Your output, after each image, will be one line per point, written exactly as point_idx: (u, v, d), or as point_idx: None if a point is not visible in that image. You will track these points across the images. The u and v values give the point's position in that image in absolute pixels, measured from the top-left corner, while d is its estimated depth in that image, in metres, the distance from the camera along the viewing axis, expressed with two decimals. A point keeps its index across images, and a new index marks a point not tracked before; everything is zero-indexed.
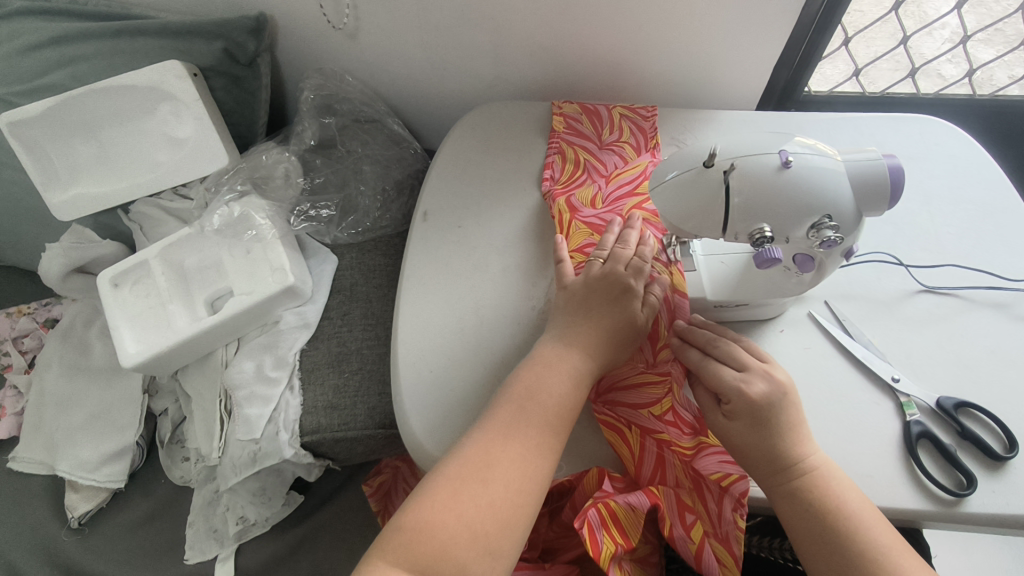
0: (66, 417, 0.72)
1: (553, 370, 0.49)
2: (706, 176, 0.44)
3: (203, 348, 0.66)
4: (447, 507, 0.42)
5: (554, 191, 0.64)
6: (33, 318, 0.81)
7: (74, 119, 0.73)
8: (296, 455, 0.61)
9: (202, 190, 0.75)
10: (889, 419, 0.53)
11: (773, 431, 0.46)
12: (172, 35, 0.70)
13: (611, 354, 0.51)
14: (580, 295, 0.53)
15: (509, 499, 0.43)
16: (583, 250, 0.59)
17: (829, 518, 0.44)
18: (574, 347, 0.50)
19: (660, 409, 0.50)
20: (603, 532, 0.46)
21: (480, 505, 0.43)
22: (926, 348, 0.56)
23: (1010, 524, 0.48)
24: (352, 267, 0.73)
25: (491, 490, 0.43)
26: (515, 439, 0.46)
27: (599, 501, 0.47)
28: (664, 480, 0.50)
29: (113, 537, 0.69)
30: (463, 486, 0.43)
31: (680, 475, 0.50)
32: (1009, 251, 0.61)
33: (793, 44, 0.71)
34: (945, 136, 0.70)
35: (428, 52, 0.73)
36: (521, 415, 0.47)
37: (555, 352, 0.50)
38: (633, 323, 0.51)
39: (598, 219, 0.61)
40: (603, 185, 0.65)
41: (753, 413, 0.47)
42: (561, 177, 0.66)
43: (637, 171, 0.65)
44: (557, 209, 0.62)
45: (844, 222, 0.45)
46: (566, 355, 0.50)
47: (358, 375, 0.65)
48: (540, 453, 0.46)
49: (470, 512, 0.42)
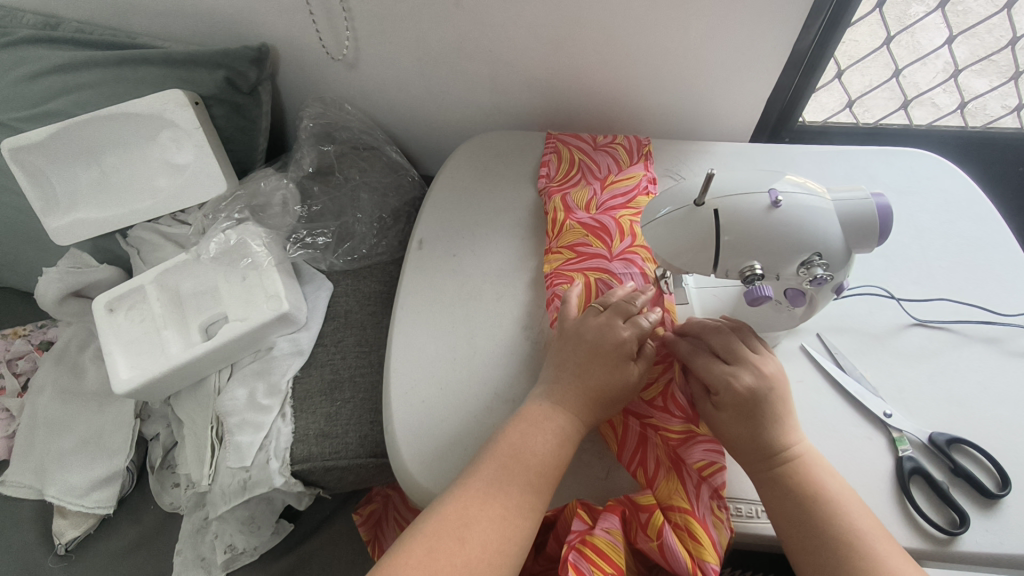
0: (57, 441, 0.71)
1: (537, 433, 0.48)
2: (697, 216, 0.45)
3: (195, 374, 0.66)
4: (423, 565, 0.41)
5: (549, 188, 0.67)
6: (28, 340, 0.81)
7: (75, 145, 0.74)
8: (286, 484, 0.61)
9: (200, 216, 0.75)
10: (882, 456, 0.52)
11: (759, 418, 0.47)
12: (174, 64, 0.71)
13: (598, 417, 0.50)
14: (574, 339, 0.52)
15: (486, 558, 0.43)
16: (572, 248, 0.61)
17: (811, 504, 0.44)
18: (560, 409, 0.49)
19: (648, 394, 0.53)
20: (591, 566, 0.44)
21: (455, 565, 0.42)
22: (919, 382, 0.56)
23: (1003, 563, 0.48)
24: (348, 294, 0.73)
25: (468, 549, 0.43)
26: (496, 496, 0.45)
27: (575, 542, 0.45)
28: (644, 461, 0.50)
29: (97, 565, 0.68)
30: (440, 545, 0.43)
31: (661, 455, 0.50)
32: (1001, 286, 0.61)
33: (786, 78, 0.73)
34: (937, 170, 0.71)
35: (427, 81, 0.75)
36: (504, 473, 0.46)
37: (540, 412, 0.50)
38: (624, 386, 0.50)
39: (592, 220, 0.62)
40: (598, 189, 0.66)
41: (740, 402, 0.47)
42: (557, 174, 0.69)
43: (633, 183, 0.66)
44: (552, 207, 0.65)
45: (834, 259, 0.45)
46: (551, 416, 0.49)
47: (351, 403, 0.65)
48: (519, 514, 0.45)
49: (445, 570, 0.41)
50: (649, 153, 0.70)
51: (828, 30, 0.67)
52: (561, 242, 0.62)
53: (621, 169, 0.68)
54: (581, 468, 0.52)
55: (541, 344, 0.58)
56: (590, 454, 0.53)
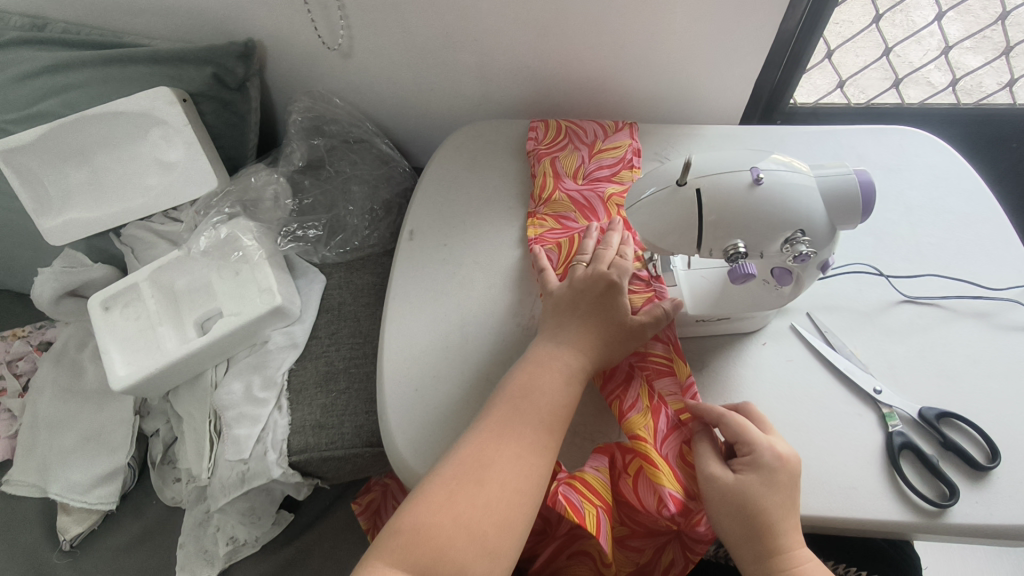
0: (59, 439, 0.72)
1: (547, 372, 0.49)
2: (679, 195, 0.45)
3: (192, 369, 0.66)
4: (444, 510, 0.42)
5: (538, 151, 0.68)
6: (27, 341, 0.81)
7: (67, 146, 0.74)
8: (284, 475, 0.61)
9: (192, 213, 0.76)
10: (872, 431, 0.53)
11: (751, 530, 0.44)
12: (162, 61, 0.71)
13: (605, 353, 0.51)
14: (565, 293, 0.54)
15: (505, 499, 0.43)
16: (557, 217, 0.64)
17: None
18: (566, 349, 0.51)
19: None
20: (580, 498, 0.45)
21: (476, 507, 0.43)
22: (908, 358, 0.56)
23: (995, 534, 0.48)
24: (340, 287, 0.73)
25: (486, 491, 0.43)
26: (508, 438, 0.46)
27: (562, 480, 0.47)
28: (623, 395, 0.51)
29: (103, 559, 0.69)
30: (459, 490, 0.43)
31: (642, 392, 0.51)
32: (991, 260, 0.61)
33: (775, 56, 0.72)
34: (927, 147, 0.70)
35: (415, 72, 0.75)
36: (516, 416, 0.47)
37: (544, 354, 0.51)
38: (617, 322, 0.52)
39: (580, 195, 0.64)
40: (586, 157, 0.68)
41: (732, 509, 0.45)
42: (544, 139, 0.70)
43: (620, 154, 0.67)
44: (542, 170, 0.66)
45: (817, 237, 0.46)
46: (555, 355, 0.51)
47: (346, 394, 0.65)
48: (535, 454, 0.46)
49: (466, 513, 0.42)
50: (634, 125, 0.71)
51: (815, 9, 0.67)
52: (547, 210, 0.64)
53: (608, 136, 0.70)
54: (576, 449, 0.52)
55: (531, 330, 0.59)
56: (582, 437, 0.53)
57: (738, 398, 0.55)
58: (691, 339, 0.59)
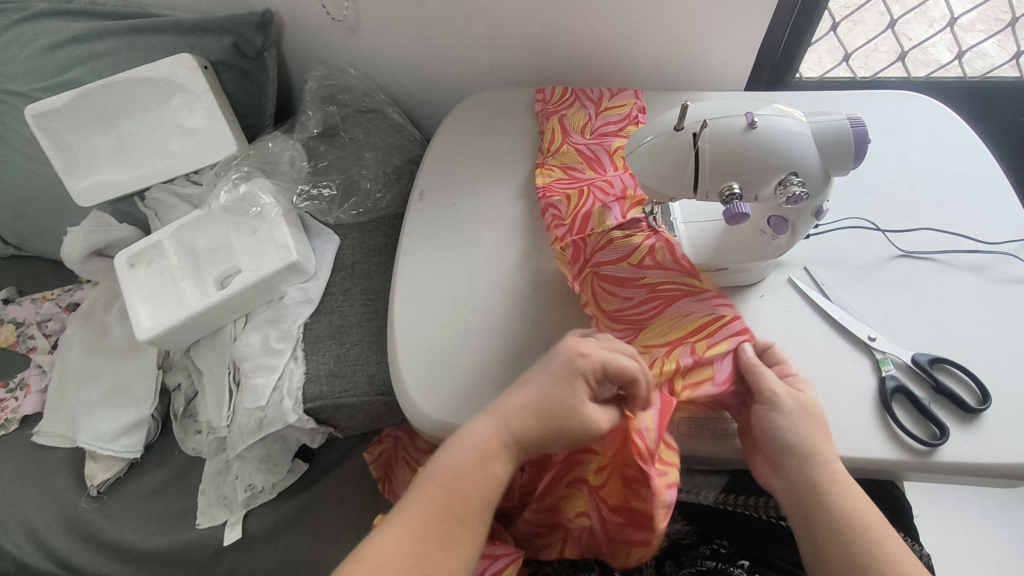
0: (86, 392, 0.75)
1: (488, 460, 0.44)
2: (676, 139, 0.47)
3: (213, 323, 0.69)
4: (382, 542, 0.42)
5: (546, 110, 0.72)
6: (56, 303, 0.85)
7: (94, 112, 0.77)
8: (299, 421, 0.64)
9: (212, 175, 0.79)
10: (866, 375, 0.55)
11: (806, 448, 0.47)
12: (184, 31, 0.75)
13: (547, 441, 0.45)
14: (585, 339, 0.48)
15: (437, 535, 0.42)
16: (565, 167, 0.66)
17: (857, 532, 0.44)
18: (504, 439, 0.45)
19: (638, 257, 0.56)
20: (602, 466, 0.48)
21: (409, 544, 0.42)
22: (903, 309, 0.58)
23: (983, 473, 0.50)
24: (354, 247, 0.76)
25: (426, 523, 0.43)
26: (458, 476, 0.44)
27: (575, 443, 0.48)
28: (662, 325, 0.53)
29: (127, 504, 0.73)
30: (398, 523, 0.43)
31: (669, 319, 0.53)
32: (988, 217, 0.63)
33: (773, 34, 0.75)
34: (929, 111, 0.71)
35: (426, 43, 0.77)
36: (480, 444, 0.45)
37: (484, 431, 0.45)
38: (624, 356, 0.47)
39: (588, 149, 0.67)
40: (593, 114, 0.71)
41: (791, 433, 0.47)
42: (552, 98, 0.73)
43: (626, 112, 0.70)
44: (549, 127, 0.70)
45: (811, 180, 0.47)
46: (496, 435, 0.45)
47: (359, 345, 0.67)
48: (483, 487, 0.44)
49: (397, 551, 0.41)
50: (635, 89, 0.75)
51: None
52: (556, 161, 0.67)
53: (613, 94, 0.73)
54: None
55: (535, 283, 0.61)
56: None
57: None
58: None
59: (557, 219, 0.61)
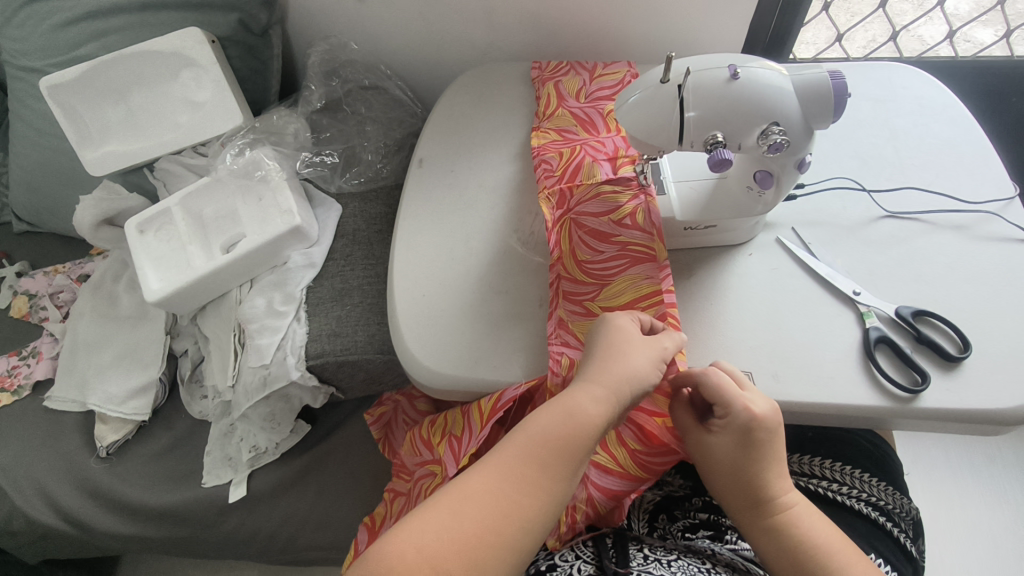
0: (97, 356, 0.78)
1: (571, 433, 0.45)
2: (661, 91, 0.49)
3: (219, 287, 0.72)
4: (450, 514, 0.43)
5: (542, 77, 0.74)
6: (68, 276, 0.87)
7: (105, 85, 0.80)
8: (302, 378, 0.66)
9: (217, 146, 0.81)
10: (850, 328, 0.56)
11: (741, 491, 0.49)
12: (192, 8, 0.78)
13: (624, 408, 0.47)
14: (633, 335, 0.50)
15: (495, 509, 0.43)
16: (559, 130, 0.68)
17: (797, 553, 0.47)
18: (594, 416, 0.46)
19: (620, 215, 0.59)
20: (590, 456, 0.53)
21: (476, 521, 0.42)
22: (888, 265, 0.59)
23: (963, 418, 0.51)
24: (355, 215, 0.78)
25: (493, 499, 0.44)
26: (525, 456, 0.45)
27: None
28: (608, 281, 0.57)
29: (136, 465, 0.75)
30: (464, 500, 0.43)
31: (619, 282, 0.57)
32: (972, 179, 0.64)
33: (761, 23, 0.76)
34: (917, 81, 0.73)
35: (425, 20, 0.79)
36: (559, 428, 0.46)
37: (590, 404, 0.46)
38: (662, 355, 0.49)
39: (582, 112, 0.69)
40: (587, 80, 0.73)
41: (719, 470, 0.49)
42: (549, 67, 0.76)
43: (619, 77, 0.72)
44: (546, 92, 0.72)
45: (792, 129, 0.49)
46: (596, 411, 0.46)
47: (359, 307, 0.69)
48: (552, 468, 0.45)
49: (461, 530, 0.42)
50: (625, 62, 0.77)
51: None
52: (551, 124, 0.69)
53: (607, 64, 0.75)
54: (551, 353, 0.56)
55: (529, 243, 0.63)
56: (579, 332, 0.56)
57: (725, 302, 0.59)
58: (680, 250, 0.62)
59: (547, 171, 0.63)
